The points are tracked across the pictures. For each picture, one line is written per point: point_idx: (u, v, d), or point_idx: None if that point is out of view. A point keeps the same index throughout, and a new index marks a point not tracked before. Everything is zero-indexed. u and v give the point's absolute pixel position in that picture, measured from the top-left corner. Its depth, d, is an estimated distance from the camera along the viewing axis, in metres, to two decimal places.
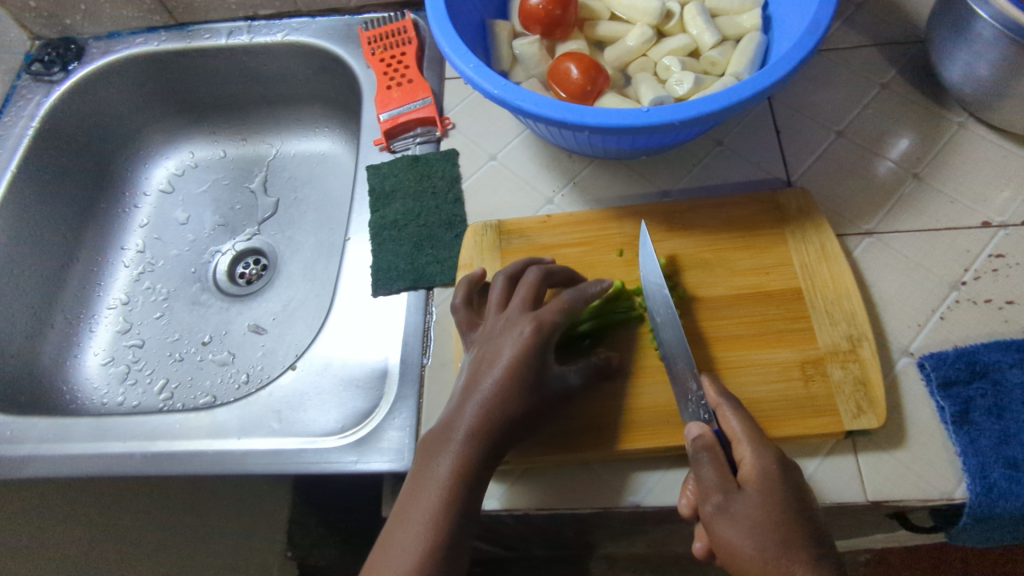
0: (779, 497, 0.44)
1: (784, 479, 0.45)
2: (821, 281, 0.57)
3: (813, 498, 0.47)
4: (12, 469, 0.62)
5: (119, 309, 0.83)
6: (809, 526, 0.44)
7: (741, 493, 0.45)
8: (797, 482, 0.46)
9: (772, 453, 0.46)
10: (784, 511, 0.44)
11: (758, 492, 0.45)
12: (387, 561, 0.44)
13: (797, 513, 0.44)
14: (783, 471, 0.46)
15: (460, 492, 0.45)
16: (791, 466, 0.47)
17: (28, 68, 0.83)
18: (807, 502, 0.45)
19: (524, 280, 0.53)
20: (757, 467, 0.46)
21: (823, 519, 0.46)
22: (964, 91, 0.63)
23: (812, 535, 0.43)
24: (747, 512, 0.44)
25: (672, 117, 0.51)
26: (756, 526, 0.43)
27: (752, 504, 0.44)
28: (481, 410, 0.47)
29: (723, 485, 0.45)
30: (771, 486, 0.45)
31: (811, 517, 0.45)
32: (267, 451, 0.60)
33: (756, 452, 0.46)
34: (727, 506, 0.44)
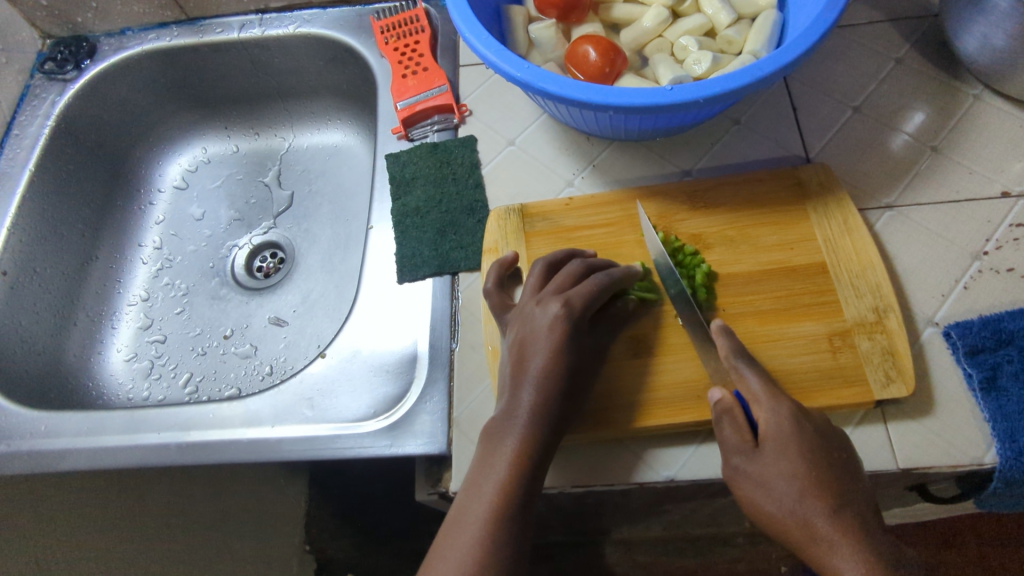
0: (794, 454, 0.47)
1: (800, 434, 0.48)
2: (845, 254, 0.57)
3: (837, 440, 0.49)
4: (47, 463, 0.63)
5: (140, 305, 0.84)
6: (827, 475, 0.47)
7: (759, 453, 0.48)
8: (816, 432, 0.48)
9: (788, 409, 0.49)
10: (801, 467, 0.47)
11: (774, 451, 0.48)
12: (458, 531, 0.46)
13: (814, 465, 0.47)
14: (799, 427, 0.48)
15: (525, 470, 0.47)
16: (812, 417, 0.49)
17: (41, 67, 0.83)
18: (827, 450, 0.48)
19: (563, 272, 0.54)
20: (773, 426, 0.48)
21: (846, 460, 0.49)
22: (981, 62, 0.63)
23: (831, 484, 0.47)
24: (765, 471, 0.48)
25: (696, 95, 0.51)
26: (772, 484, 0.48)
27: (769, 462, 0.48)
28: (537, 393, 0.49)
29: (741, 447, 0.49)
30: (786, 444, 0.48)
31: (831, 465, 0.48)
32: (302, 437, 0.60)
33: (772, 412, 0.49)
34: (746, 465, 0.49)
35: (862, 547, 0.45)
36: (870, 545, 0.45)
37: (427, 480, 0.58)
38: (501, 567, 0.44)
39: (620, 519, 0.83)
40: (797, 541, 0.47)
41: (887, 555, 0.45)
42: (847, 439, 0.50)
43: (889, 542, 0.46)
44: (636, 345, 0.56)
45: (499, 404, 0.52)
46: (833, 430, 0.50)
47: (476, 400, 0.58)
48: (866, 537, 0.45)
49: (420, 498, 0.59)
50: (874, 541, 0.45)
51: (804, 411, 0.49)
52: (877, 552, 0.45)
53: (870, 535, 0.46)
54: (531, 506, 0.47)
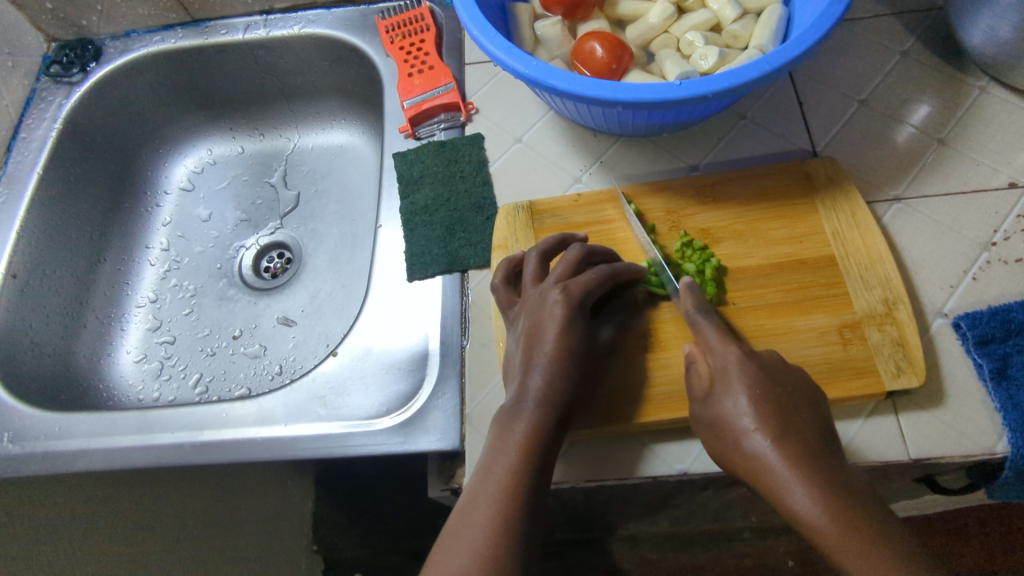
0: (738, 391, 0.47)
1: (743, 372, 0.48)
2: (854, 247, 0.57)
3: (787, 376, 0.49)
4: (63, 465, 0.63)
5: (149, 307, 0.84)
6: (773, 408, 0.47)
7: (710, 396, 0.49)
8: (760, 369, 0.48)
9: (736, 351, 0.49)
10: (744, 402, 0.47)
11: (721, 392, 0.48)
12: (472, 512, 0.46)
13: (760, 399, 0.47)
14: (746, 367, 0.48)
15: (536, 454, 0.48)
16: (764, 358, 0.50)
17: (47, 70, 0.83)
18: (772, 385, 0.48)
19: (564, 259, 0.55)
20: (720, 369, 0.49)
21: (796, 393, 0.48)
22: (986, 54, 0.64)
23: (776, 416, 0.46)
24: (716, 412, 0.48)
25: (704, 89, 0.51)
26: (722, 424, 0.48)
27: (719, 402, 0.48)
28: (545, 378, 0.49)
29: (698, 393, 0.50)
30: (732, 383, 0.48)
31: (779, 399, 0.47)
32: (316, 436, 0.61)
33: (720, 356, 0.49)
34: (701, 410, 0.50)
35: (806, 471, 0.44)
36: (814, 469, 0.44)
37: (440, 477, 0.58)
38: (517, 551, 0.44)
39: (629, 516, 0.84)
40: (750, 478, 0.46)
41: (833, 477, 0.44)
42: (810, 380, 0.50)
43: (839, 467, 0.45)
44: (644, 339, 0.56)
45: (507, 393, 0.52)
46: (785, 368, 0.50)
47: (488, 396, 0.58)
48: (812, 462, 0.44)
49: (433, 495, 0.60)
50: (819, 466, 0.44)
51: (754, 353, 0.50)
52: (821, 474, 0.44)
53: (817, 460, 0.45)
54: (544, 493, 0.48)
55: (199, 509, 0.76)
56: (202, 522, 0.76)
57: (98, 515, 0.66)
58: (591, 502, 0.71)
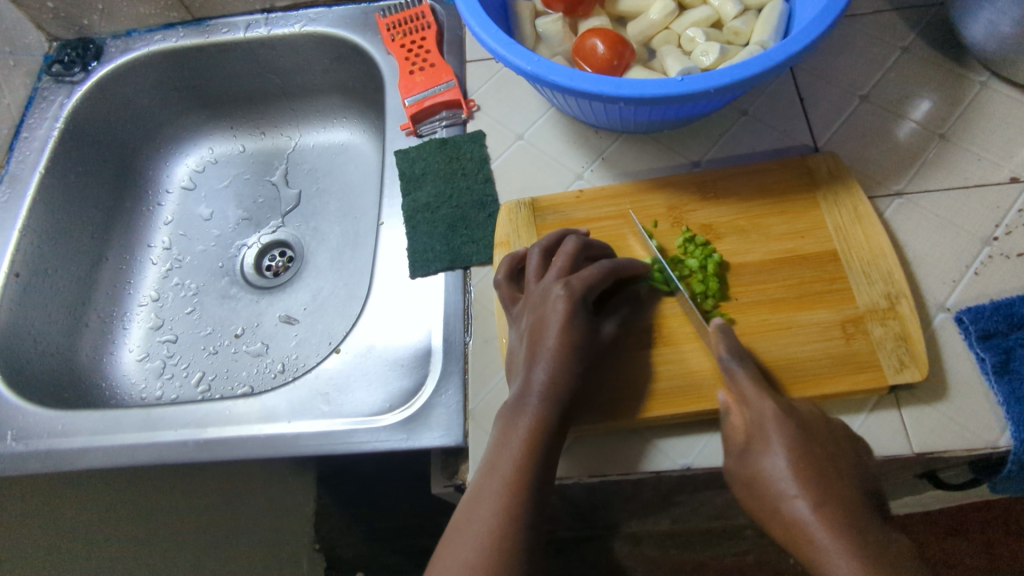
0: (776, 453, 0.48)
1: (782, 432, 0.48)
2: (856, 241, 0.58)
3: (827, 435, 0.49)
4: (67, 462, 0.63)
5: (151, 306, 0.84)
6: (813, 472, 0.47)
7: (747, 453, 0.49)
8: (799, 427, 0.48)
9: (773, 407, 0.49)
10: (783, 464, 0.47)
11: (759, 450, 0.49)
12: (477, 507, 0.46)
13: (798, 462, 0.47)
14: (784, 424, 0.48)
15: (540, 448, 0.48)
16: (801, 413, 0.49)
17: (49, 70, 0.83)
18: (811, 445, 0.48)
19: (562, 252, 0.55)
20: (756, 425, 0.49)
21: (836, 454, 0.48)
22: (987, 49, 0.64)
23: (816, 480, 0.47)
24: (753, 471, 0.49)
25: (706, 85, 0.51)
26: (760, 485, 0.48)
27: (757, 462, 0.49)
28: (549, 373, 0.49)
29: (733, 447, 0.50)
30: (770, 442, 0.48)
31: (818, 461, 0.48)
32: (319, 432, 0.61)
33: (756, 411, 0.49)
34: (737, 466, 0.50)
35: (848, 541, 0.44)
36: (855, 537, 0.44)
37: (443, 473, 0.58)
38: (520, 545, 0.44)
39: (631, 513, 0.84)
40: (789, 541, 0.47)
41: (876, 548, 0.44)
42: (848, 433, 0.50)
43: (882, 535, 0.45)
44: (646, 335, 0.56)
45: (511, 387, 0.52)
46: (824, 425, 0.49)
47: (491, 392, 0.58)
48: (853, 531, 0.45)
49: (436, 491, 0.60)
50: (860, 533, 0.45)
51: (791, 408, 0.49)
52: (865, 543, 0.44)
53: (859, 528, 0.45)
54: (548, 487, 0.48)
55: (202, 506, 0.76)
56: (205, 520, 0.76)
57: (102, 514, 0.66)
58: (594, 499, 0.71)
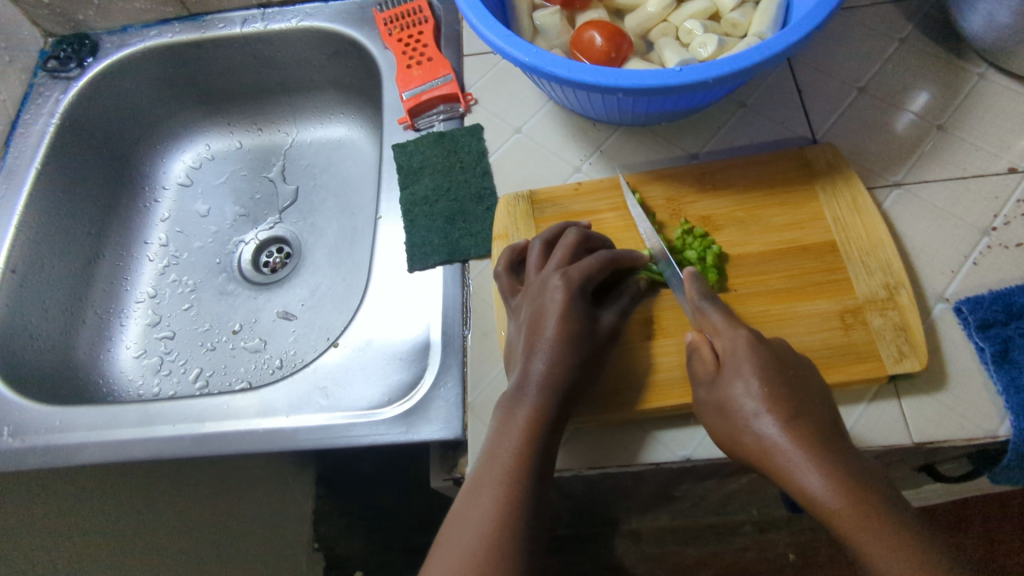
0: (748, 373, 0.47)
1: (753, 355, 0.48)
2: (855, 233, 0.58)
3: (797, 363, 0.49)
4: (64, 458, 0.62)
5: (148, 303, 0.84)
6: (784, 391, 0.46)
7: (717, 379, 0.49)
8: (771, 353, 0.48)
9: (745, 334, 0.49)
10: (755, 385, 0.47)
11: (730, 374, 0.48)
12: (478, 495, 0.46)
13: (769, 382, 0.47)
14: (756, 349, 0.48)
15: (540, 438, 0.48)
16: (772, 344, 0.49)
17: (44, 66, 0.83)
18: (783, 369, 0.48)
19: (562, 243, 0.55)
20: (730, 352, 0.49)
21: (806, 379, 0.48)
22: (985, 40, 0.64)
23: (787, 400, 0.46)
24: (723, 394, 0.48)
25: (703, 75, 0.51)
26: (730, 407, 0.47)
27: (727, 385, 0.48)
28: (547, 363, 0.49)
29: (704, 376, 0.49)
30: (741, 365, 0.48)
31: (790, 383, 0.47)
32: (318, 426, 0.61)
33: (729, 338, 0.49)
34: (707, 393, 0.49)
35: (819, 454, 0.44)
36: (825, 452, 0.44)
37: (442, 467, 0.58)
38: (522, 533, 0.44)
39: (630, 509, 0.84)
40: (756, 461, 0.46)
41: (845, 461, 0.44)
42: (815, 366, 0.50)
43: (851, 451, 0.45)
44: (645, 327, 0.56)
45: (510, 379, 0.52)
46: (795, 356, 0.49)
47: (490, 384, 0.58)
48: (823, 446, 0.44)
49: (436, 485, 0.59)
50: (831, 449, 0.44)
51: (763, 339, 0.49)
52: (833, 457, 0.44)
53: (828, 444, 0.44)
54: (548, 477, 0.48)
55: (200, 505, 0.76)
56: (202, 519, 0.76)
57: (100, 510, 0.66)
58: (592, 494, 0.71)
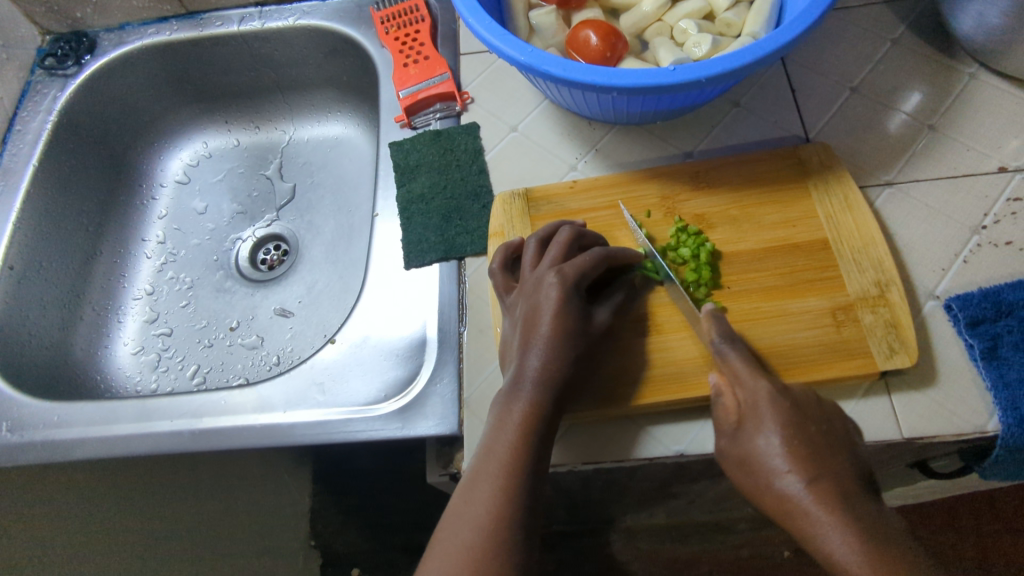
0: (770, 429, 0.47)
1: (775, 410, 0.48)
2: (847, 230, 0.58)
3: (820, 415, 0.49)
4: (62, 453, 0.63)
5: (145, 300, 0.84)
6: (807, 448, 0.47)
7: (739, 432, 0.49)
8: (794, 406, 0.48)
9: (767, 388, 0.49)
10: (777, 443, 0.47)
11: (752, 429, 0.48)
12: (476, 491, 0.46)
13: (791, 439, 0.47)
14: (778, 403, 0.48)
15: (535, 433, 0.48)
16: (794, 393, 0.49)
17: (41, 63, 0.83)
18: (805, 424, 0.48)
19: (557, 241, 0.55)
20: (750, 404, 0.49)
21: (829, 433, 0.48)
22: (975, 40, 0.64)
23: (810, 458, 0.46)
24: (746, 449, 0.48)
25: (697, 75, 0.51)
26: (752, 462, 0.48)
27: (750, 440, 0.48)
28: (543, 360, 0.50)
29: (726, 427, 0.50)
30: (763, 420, 0.48)
31: (813, 439, 0.47)
32: (315, 421, 0.61)
33: (750, 390, 0.49)
34: (730, 445, 0.50)
35: (842, 516, 0.44)
36: (848, 513, 0.44)
37: (438, 463, 0.59)
38: (517, 526, 0.45)
39: (626, 505, 0.84)
40: (782, 518, 0.47)
41: (868, 523, 0.44)
42: (842, 415, 0.50)
43: (876, 511, 0.45)
44: (639, 324, 0.57)
45: (505, 376, 0.52)
46: (818, 407, 0.49)
47: (486, 380, 0.59)
48: (846, 506, 0.44)
49: (431, 480, 0.60)
50: (854, 510, 0.44)
51: (785, 388, 0.49)
52: (856, 519, 0.44)
53: (851, 504, 0.45)
54: (543, 471, 0.48)
55: (197, 500, 0.76)
56: (198, 515, 0.76)
57: (98, 505, 0.66)
58: (588, 490, 0.71)
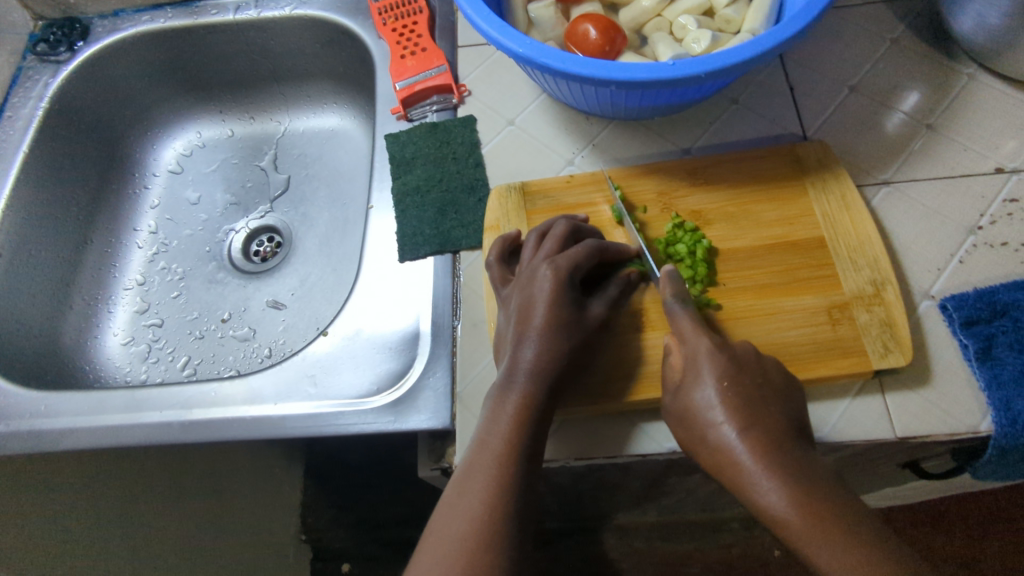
0: (706, 382, 0.47)
1: (712, 363, 0.48)
2: (843, 229, 0.58)
3: (759, 368, 0.48)
4: (49, 443, 0.62)
5: (136, 290, 0.83)
6: (742, 398, 0.46)
7: (680, 388, 0.49)
8: (730, 360, 0.48)
9: (707, 343, 0.49)
10: (712, 394, 0.47)
11: (691, 383, 0.48)
12: (469, 482, 0.46)
13: (726, 390, 0.47)
14: (717, 356, 0.48)
15: (530, 426, 0.48)
16: (735, 349, 0.49)
17: (34, 49, 0.82)
18: (741, 377, 0.47)
19: (552, 234, 0.55)
20: (691, 360, 0.49)
21: (765, 383, 0.48)
22: (974, 41, 0.64)
23: (743, 408, 0.46)
24: (685, 403, 0.48)
25: (697, 69, 0.51)
26: (691, 416, 0.48)
27: (689, 393, 0.48)
28: (536, 351, 0.50)
29: (671, 384, 0.50)
30: (702, 372, 0.48)
31: (747, 389, 0.47)
32: (307, 414, 0.61)
33: (692, 346, 0.49)
34: (672, 402, 0.50)
35: (772, 464, 0.44)
36: (779, 461, 0.44)
37: (430, 458, 0.58)
38: (511, 517, 0.45)
39: (620, 502, 0.84)
40: (717, 470, 0.46)
41: (799, 470, 0.43)
42: (783, 373, 0.49)
43: (807, 458, 0.45)
44: (635, 320, 0.56)
45: (499, 368, 0.52)
46: (757, 361, 0.49)
47: (480, 374, 0.58)
48: (777, 454, 0.44)
49: (423, 476, 0.59)
50: (784, 457, 0.44)
51: (726, 344, 0.49)
52: (788, 467, 0.43)
53: (783, 452, 0.44)
54: (536, 465, 0.48)
55: (189, 493, 0.76)
56: (188, 508, 0.76)
57: (87, 498, 0.65)
58: (580, 487, 0.71)
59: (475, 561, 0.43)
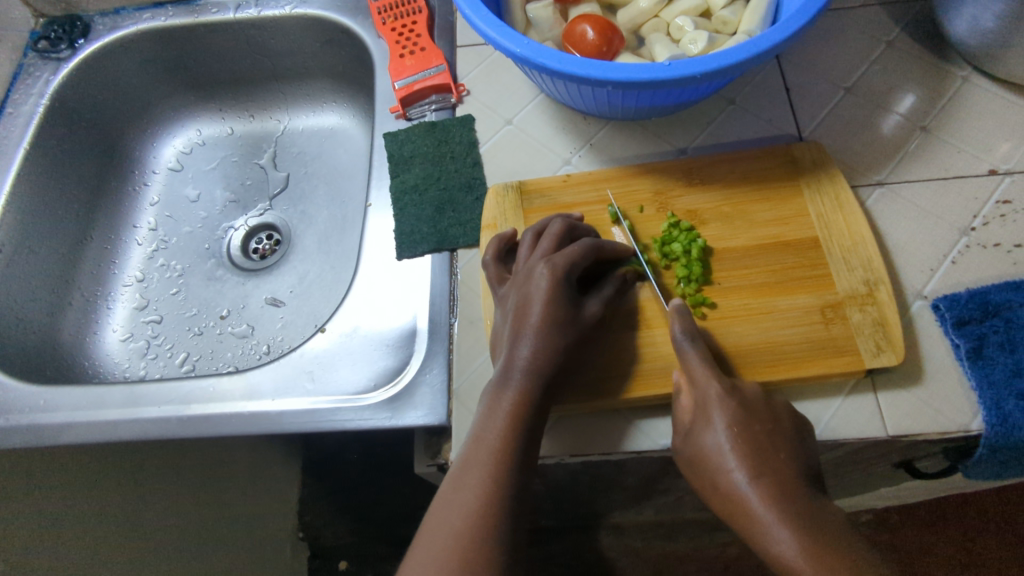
0: (718, 428, 0.49)
1: (723, 409, 0.49)
2: (837, 229, 0.58)
3: (769, 413, 0.49)
4: (48, 437, 0.62)
5: (136, 286, 0.84)
6: (753, 446, 0.48)
7: (691, 431, 0.50)
8: (741, 406, 0.49)
9: (718, 389, 0.49)
10: (723, 441, 0.48)
11: (702, 428, 0.50)
12: (465, 478, 0.46)
13: (737, 438, 0.48)
14: (728, 402, 0.49)
15: (526, 422, 0.48)
16: (745, 392, 0.50)
17: (34, 46, 0.82)
18: (752, 423, 0.49)
19: (548, 233, 0.56)
20: (701, 405, 0.50)
21: (776, 430, 0.49)
22: (969, 44, 0.65)
23: (754, 456, 0.48)
24: (697, 448, 0.50)
25: (692, 70, 0.51)
26: (703, 461, 0.49)
27: (701, 438, 0.49)
28: (533, 348, 0.50)
29: (681, 425, 0.51)
30: (713, 418, 0.49)
31: (758, 437, 0.48)
32: (304, 409, 0.61)
33: (701, 392, 0.50)
34: (683, 444, 0.51)
35: (784, 514, 0.45)
36: (791, 512, 0.45)
37: (426, 454, 0.59)
38: (506, 512, 0.45)
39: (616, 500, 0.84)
40: (730, 516, 0.48)
41: (810, 521, 0.45)
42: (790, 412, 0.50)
43: (817, 508, 0.46)
44: (630, 317, 0.57)
45: (495, 365, 0.52)
46: (767, 405, 0.50)
47: (476, 371, 0.59)
48: (788, 504, 0.46)
49: (419, 472, 0.60)
50: (795, 507, 0.46)
51: (736, 388, 0.50)
52: (799, 518, 0.45)
53: (794, 502, 0.46)
54: (531, 462, 0.48)
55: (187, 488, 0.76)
56: (185, 503, 0.76)
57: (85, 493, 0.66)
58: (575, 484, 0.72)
59: (469, 554, 0.43)
